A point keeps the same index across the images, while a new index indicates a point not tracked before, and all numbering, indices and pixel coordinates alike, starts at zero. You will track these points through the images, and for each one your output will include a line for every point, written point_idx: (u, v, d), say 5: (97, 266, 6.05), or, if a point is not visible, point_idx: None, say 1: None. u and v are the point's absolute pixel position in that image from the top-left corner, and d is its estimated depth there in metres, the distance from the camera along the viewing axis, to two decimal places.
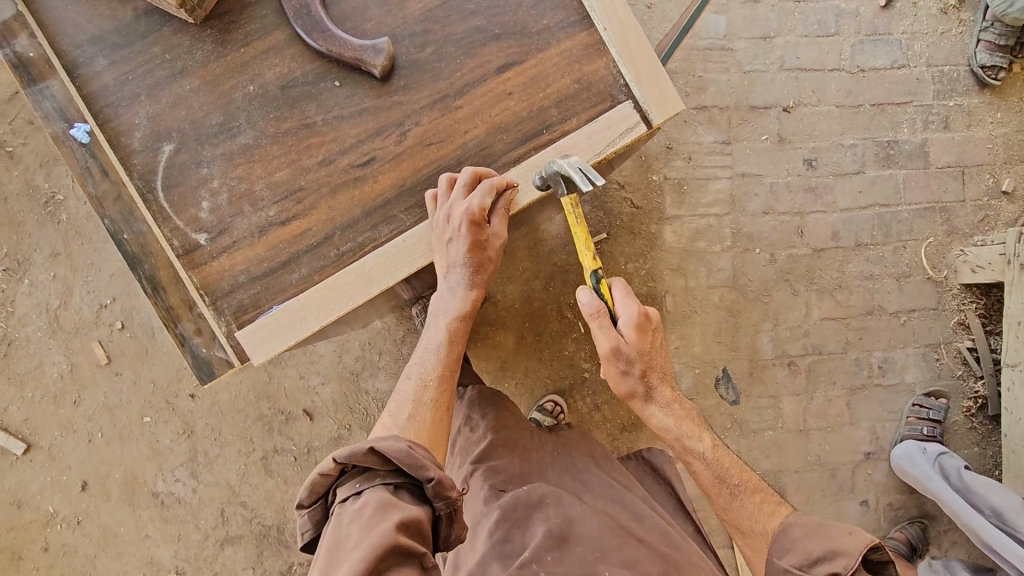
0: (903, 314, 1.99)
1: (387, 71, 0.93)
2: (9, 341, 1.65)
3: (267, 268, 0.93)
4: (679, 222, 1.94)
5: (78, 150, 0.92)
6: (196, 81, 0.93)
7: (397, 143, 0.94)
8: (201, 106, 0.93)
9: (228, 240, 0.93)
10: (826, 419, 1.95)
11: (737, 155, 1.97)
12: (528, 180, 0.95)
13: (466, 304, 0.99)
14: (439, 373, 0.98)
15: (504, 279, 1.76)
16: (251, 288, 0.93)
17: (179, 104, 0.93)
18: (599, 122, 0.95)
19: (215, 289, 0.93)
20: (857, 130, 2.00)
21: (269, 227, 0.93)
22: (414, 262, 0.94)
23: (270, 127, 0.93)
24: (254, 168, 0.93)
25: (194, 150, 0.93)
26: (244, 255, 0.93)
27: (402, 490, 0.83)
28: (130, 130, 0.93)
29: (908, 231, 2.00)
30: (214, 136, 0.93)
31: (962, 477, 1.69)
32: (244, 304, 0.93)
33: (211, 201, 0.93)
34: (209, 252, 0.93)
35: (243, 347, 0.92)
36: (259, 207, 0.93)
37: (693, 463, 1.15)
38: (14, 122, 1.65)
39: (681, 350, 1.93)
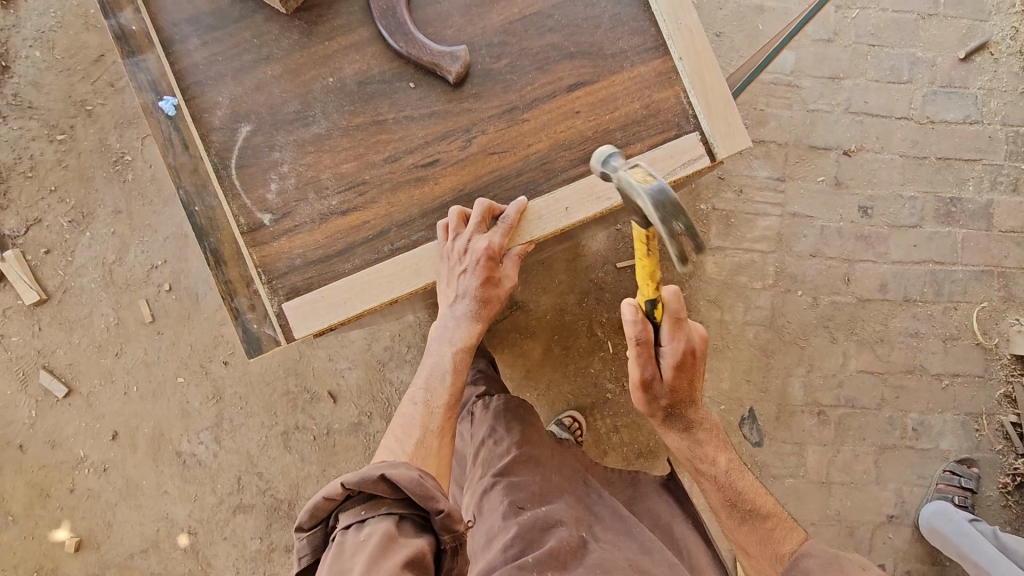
0: (945, 378, 1.91)
1: (461, 77, 0.95)
2: (65, 288, 1.73)
3: (323, 255, 0.96)
4: (722, 254, 1.92)
5: (162, 121, 0.97)
6: (279, 68, 0.97)
7: (462, 148, 0.96)
8: (280, 92, 0.97)
9: (290, 224, 0.96)
10: (851, 474, 1.89)
11: (790, 194, 1.93)
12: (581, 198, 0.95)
13: (469, 334, 1.02)
14: (445, 402, 1.01)
15: (540, 289, 1.77)
16: (306, 272, 0.96)
17: (260, 89, 0.97)
18: (662, 149, 0.95)
19: (271, 269, 0.97)
20: (919, 182, 1.94)
21: (329, 216, 0.96)
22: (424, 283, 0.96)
23: (342, 120, 0.96)
24: (323, 157, 0.96)
25: (269, 134, 0.97)
26: (303, 240, 0.96)
27: (406, 520, 0.83)
28: (212, 108, 0.97)
29: (961, 292, 1.93)
30: (289, 123, 0.97)
31: (1000, 538, 1.66)
32: (297, 286, 0.96)
33: (279, 184, 0.96)
34: (270, 232, 0.96)
35: (289, 322, 0.95)
36: (322, 195, 0.96)
37: (705, 484, 1.19)
38: (96, 83, 1.73)
39: (708, 383, 1.90)
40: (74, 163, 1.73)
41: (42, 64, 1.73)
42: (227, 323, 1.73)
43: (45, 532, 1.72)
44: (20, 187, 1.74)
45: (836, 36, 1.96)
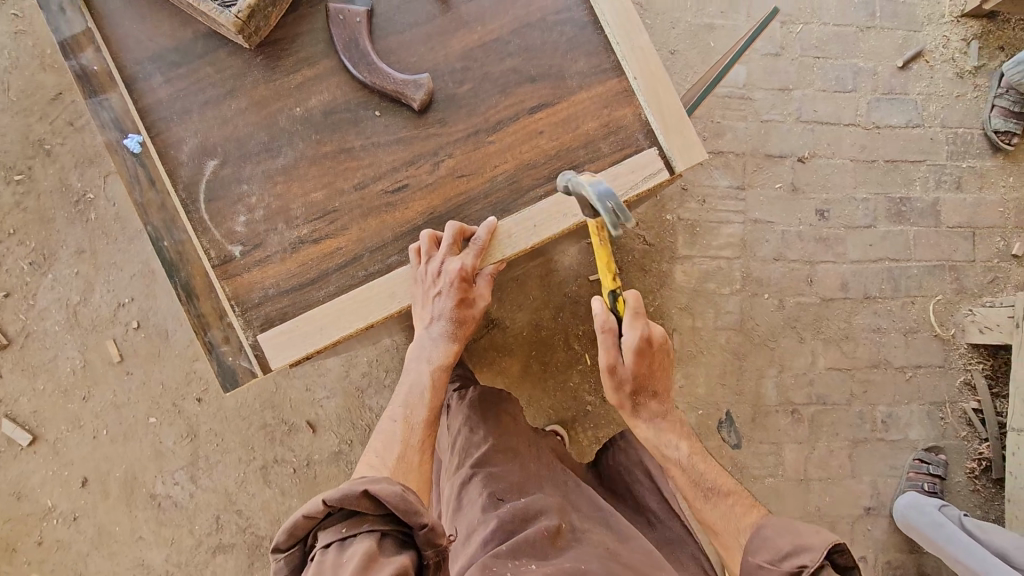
0: (908, 369, 1.99)
1: (425, 104, 0.98)
2: (27, 333, 1.68)
3: (296, 283, 0.97)
4: (690, 262, 1.97)
5: (128, 159, 0.97)
6: (245, 102, 0.98)
7: (429, 172, 0.98)
8: (247, 126, 0.98)
9: (261, 254, 0.97)
10: (827, 469, 1.94)
11: (750, 201, 2.00)
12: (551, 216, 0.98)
13: (446, 354, 1.03)
14: (424, 417, 1.02)
15: (514, 306, 1.79)
16: (279, 302, 0.96)
17: (226, 123, 0.98)
18: (624, 164, 0.99)
19: (244, 300, 0.97)
20: (869, 185, 2.04)
21: (300, 244, 0.97)
22: (399, 305, 0.97)
23: (309, 150, 0.98)
24: (292, 187, 0.97)
25: (237, 166, 0.97)
26: (275, 269, 0.97)
27: (388, 536, 0.83)
28: (178, 143, 0.98)
29: (917, 287, 2.02)
30: (257, 155, 0.97)
31: (965, 521, 1.69)
32: (272, 317, 0.96)
33: (248, 216, 0.97)
34: (243, 264, 0.97)
35: (264, 353, 0.95)
36: (293, 225, 0.97)
37: (671, 469, 1.22)
38: (54, 122, 1.71)
39: (684, 389, 1.94)
40: (34, 204, 1.69)
41: None
42: (200, 358, 1.70)
43: None
44: None
45: (783, 50, 2.06)
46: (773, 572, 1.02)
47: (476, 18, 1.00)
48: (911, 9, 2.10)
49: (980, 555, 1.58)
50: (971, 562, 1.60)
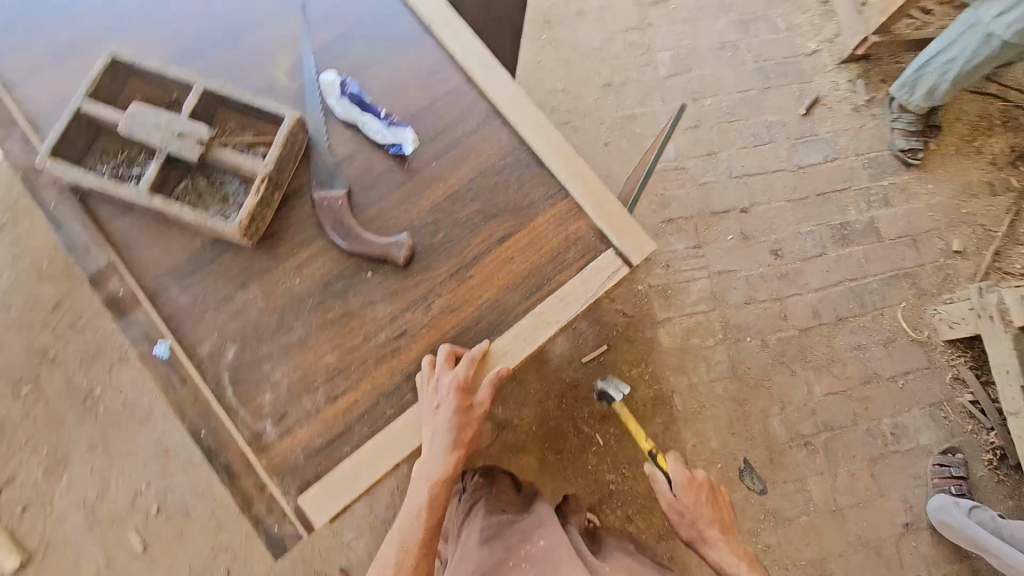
0: (899, 377, 2.08)
1: (408, 258, 1.10)
2: (48, 541, 1.67)
3: (325, 441, 1.04)
4: (671, 324, 2.09)
5: (160, 365, 1.06)
6: (256, 291, 1.10)
7: (425, 314, 1.10)
8: (261, 313, 1.09)
9: (290, 423, 1.04)
10: (856, 494, 1.96)
11: (710, 256, 2.17)
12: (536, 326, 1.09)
13: (449, 467, 1.02)
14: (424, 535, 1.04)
15: (519, 403, 1.87)
16: (313, 464, 1.03)
17: (241, 313, 1.09)
18: (589, 269, 1.11)
19: (282, 470, 1.03)
20: (810, 218, 2.24)
21: (323, 407, 1.05)
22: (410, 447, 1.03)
23: (316, 320, 1.09)
24: (308, 357, 1.07)
25: (255, 349, 1.07)
26: (305, 434, 1.04)
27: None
28: (201, 341, 1.08)
29: (881, 299, 2.16)
30: (273, 335, 1.08)
31: (999, 521, 1.70)
32: (308, 478, 1.02)
33: (273, 392, 1.05)
34: (274, 435, 1.04)
35: (308, 515, 1.00)
36: (313, 391, 1.06)
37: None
38: (55, 329, 1.80)
39: (698, 446, 1.98)
40: (43, 412, 1.74)
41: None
42: (225, 528, 1.70)
43: None
44: None
45: (701, 121, 2.32)
46: None
47: (437, 174, 1.14)
48: (799, 65, 2.41)
49: None
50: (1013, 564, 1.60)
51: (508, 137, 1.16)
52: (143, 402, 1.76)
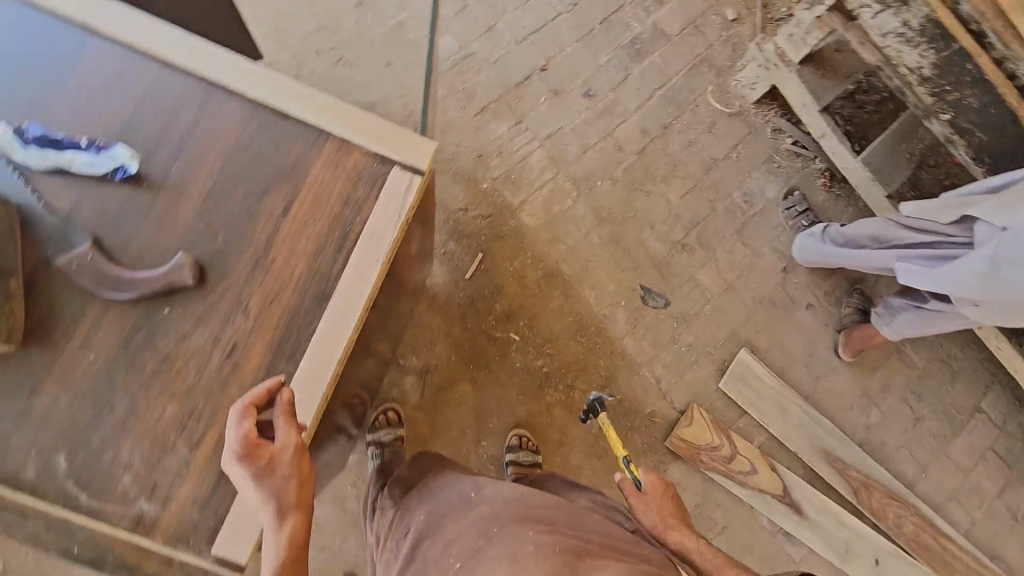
0: (731, 152, 2.31)
1: (200, 274, 0.95)
2: None
3: (209, 489, 0.91)
4: (529, 204, 2.15)
5: None
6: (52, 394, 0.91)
7: (246, 322, 0.96)
8: (66, 418, 0.90)
9: (163, 495, 0.90)
10: (738, 266, 2.20)
11: (534, 125, 2.22)
12: (360, 275, 0.99)
13: (296, 535, 0.88)
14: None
15: (429, 345, 1.97)
16: (210, 519, 0.91)
17: (35, 426, 0.90)
18: (384, 195, 1.01)
19: (185, 536, 0.90)
20: (604, 47, 2.32)
21: (187, 465, 0.91)
22: (244, 553, 0.90)
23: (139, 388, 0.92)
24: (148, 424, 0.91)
25: (87, 448, 0.90)
26: (184, 495, 0.90)
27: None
28: None
29: (691, 92, 2.33)
30: (93, 427, 0.90)
31: (844, 233, 1.95)
32: (211, 530, 0.90)
33: (130, 478, 0.89)
34: (150, 510, 0.89)
35: (227, 557, 0.89)
36: (170, 452, 0.91)
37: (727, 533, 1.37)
38: None
39: (601, 297, 2.11)
40: None
41: None
42: None
43: None
44: None
45: None
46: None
47: (183, 176, 0.98)
48: None
49: (860, 256, 1.88)
50: (858, 262, 1.90)
51: (239, 103, 1.02)
52: None
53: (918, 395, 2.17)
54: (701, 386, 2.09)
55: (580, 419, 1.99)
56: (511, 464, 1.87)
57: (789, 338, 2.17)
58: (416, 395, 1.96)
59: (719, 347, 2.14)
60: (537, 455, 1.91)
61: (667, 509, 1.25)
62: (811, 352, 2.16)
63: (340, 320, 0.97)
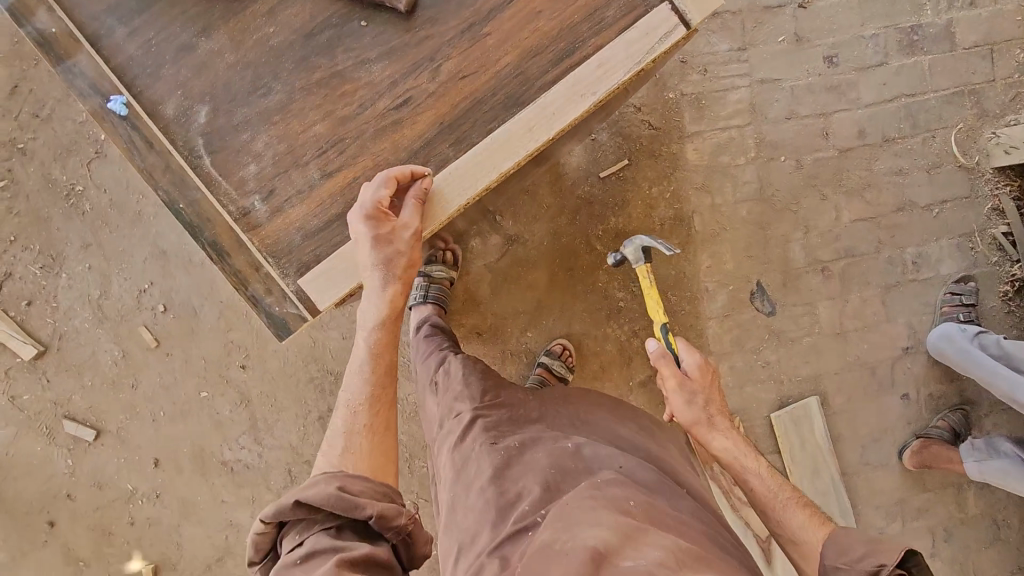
0: (935, 207, 1.98)
1: (410, 7, 1.02)
2: (59, 335, 1.73)
3: (322, 223, 1.04)
4: (701, 138, 1.92)
5: (116, 122, 1.05)
6: (223, 38, 1.05)
7: (430, 80, 1.03)
8: (226, 68, 1.05)
9: (278, 201, 1.04)
10: (863, 319, 1.98)
11: (754, 61, 1.92)
12: (569, 98, 1.00)
13: (385, 307, 1.04)
14: (366, 397, 1.06)
15: (530, 220, 1.86)
16: (309, 245, 1.04)
17: (202, 70, 1.05)
18: (635, 30, 1.01)
19: (277, 249, 1.04)
20: (878, 18, 1.94)
21: (317, 182, 1.04)
22: (326, 302, 1.02)
23: (300, 80, 1.04)
24: (291, 124, 1.04)
25: (227, 112, 1.05)
26: (297, 214, 1.04)
27: (345, 529, 0.88)
28: (162, 99, 1.05)
29: (937, 119, 1.96)
30: (249, 95, 1.05)
31: (1003, 346, 1.72)
32: (305, 262, 1.03)
33: (256, 165, 1.04)
34: (264, 213, 1.04)
35: (307, 292, 1.03)
36: (303, 165, 1.04)
37: (750, 480, 1.31)
38: (20, 118, 1.69)
39: (713, 268, 1.93)
40: (25, 206, 1.70)
41: None
42: (233, 329, 1.75)
43: (119, 566, 1.76)
44: None
45: None
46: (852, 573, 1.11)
47: None
48: None
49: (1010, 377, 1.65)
50: (998, 380, 1.68)
51: None
52: (131, 200, 1.72)
53: (953, 541, 1.98)
54: (752, 406, 1.96)
55: (623, 368, 1.90)
56: (540, 365, 1.81)
57: (864, 414, 1.98)
58: (491, 256, 1.86)
59: (792, 381, 1.98)
60: (569, 373, 1.83)
61: (744, 445, 1.33)
62: (877, 439, 1.98)
63: (516, 137, 1.00)
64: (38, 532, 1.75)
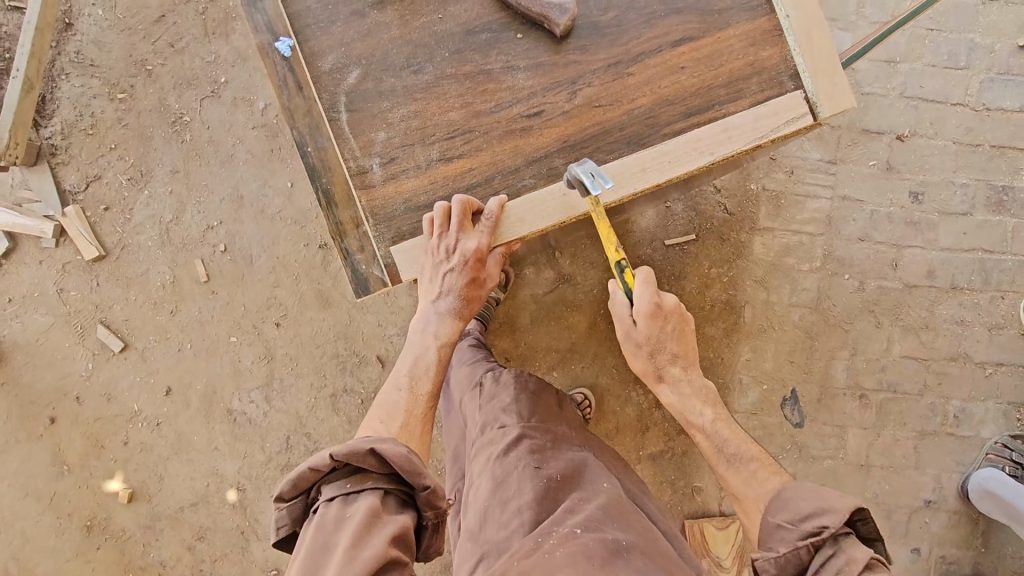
0: (989, 366, 1.93)
1: (566, 32, 1.10)
2: (123, 245, 1.80)
3: (427, 202, 1.12)
4: (771, 235, 1.93)
5: (278, 61, 1.13)
6: (392, 13, 1.14)
7: (567, 100, 1.11)
8: (388, 41, 1.13)
9: (396, 169, 1.12)
10: (890, 458, 1.91)
11: (842, 177, 1.94)
12: (687, 151, 1.07)
13: (450, 330, 1.15)
14: (429, 391, 1.12)
15: (587, 264, 1.88)
16: (409, 219, 1.12)
17: (367, 37, 1.14)
18: (767, 107, 1.07)
19: (380, 213, 1.12)
20: (971, 170, 1.95)
21: (435, 164, 1.12)
22: (410, 275, 1.11)
23: (450, 69, 1.13)
24: (431, 105, 1.12)
25: (377, 79, 1.13)
26: (408, 187, 1.12)
27: (391, 495, 0.91)
28: (321, 53, 1.14)
29: (1009, 281, 1.94)
30: (400, 70, 1.13)
31: None
32: (403, 232, 1.11)
33: (386, 133, 1.12)
34: (380, 178, 1.12)
35: (396, 261, 1.11)
36: (428, 144, 1.12)
37: (696, 434, 1.38)
38: (157, 42, 1.82)
39: (751, 363, 1.92)
40: (134, 121, 1.81)
41: (104, 22, 1.82)
42: (280, 286, 1.79)
43: (98, 483, 1.76)
44: (80, 144, 1.81)
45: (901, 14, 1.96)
46: (796, 532, 1.10)
47: None
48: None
49: None
50: None
51: None
52: (229, 142, 1.81)
53: None
54: None
55: (636, 435, 1.87)
56: None
57: None
58: (540, 287, 1.88)
59: None
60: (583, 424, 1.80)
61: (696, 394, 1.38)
62: None
63: (630, 172, 1.07)
64: (37, 424, 1.77)
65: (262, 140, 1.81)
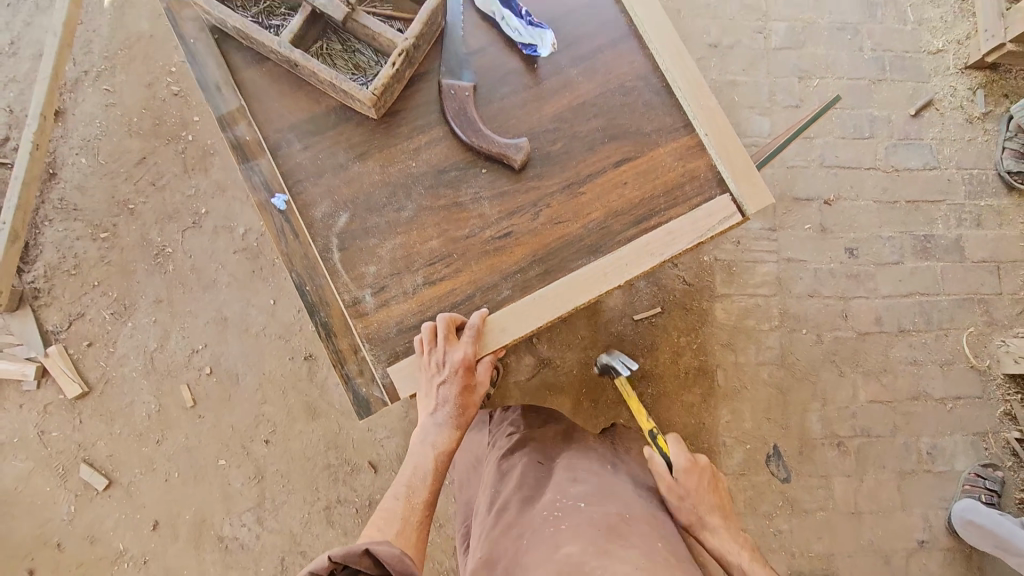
0: (949, 401, 2.06)
1: (523, 163, 1.25)
2: (106, 379, 1.81)
3: (416, 322, 1.21)
4: (729, 301, 2.08)
5: (275, 215, 1.25)
6: (369, 156, 1.28)
7: (531, 219, 1.24)
8: (366, 181, 1.27)
9: (384, 295, 1.22)
10: (878, 502, 1.97)
11: (783, 242, 2.13)
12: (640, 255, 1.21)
13: (448, 439, 1.19)
14: (424, 498, 1.15)
15: (565, 348, 1.97)
16: (400, 339, 1.20)
17: (348, 180, 1.27)
18: (701, 210, 1.23)
19: (374, 337, 1.21)
20: (894, 224, 2.17)
21: (419, 288, 1.22)
22: (407, 393, 1.18)
23: (425, 200, 1.26)
24: (411, 233, 1.24)
25: (362, 217, 1.25)
26: (397, 310, 1.21)
27: None
28: (307, 196, 1.27)
29: (949, 319, 2.12)
30: (380, 205, 1.26)
31: None
32: (397, 352, 1.20)
33: (375, 265, 1.23)
34: (371, 305, 1.22)
35: (393, 382, 1.18)
36: (412, 270, 1.23)
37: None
38: (139, 184, 1.93)
39: (732, 424, 2.00)
40: (117, 259, 1.88)
41: (88, 170, 1.93)
42: (268, 403, 1.81)
43: None
44: (63, 285, 1.86)
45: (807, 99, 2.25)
46: None
47: (561, 87, 1.30)
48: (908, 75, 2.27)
49: None
50: None
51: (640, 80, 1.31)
52: (211, 269, 1.89)
53: None
54: None
55: None
56: None
57: None
58: (522, 374, 1.96)
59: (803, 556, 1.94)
60: None
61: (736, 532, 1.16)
62: None
63: (592, 278, 1.19)
64: None
65: (244, 264, 1.89)
